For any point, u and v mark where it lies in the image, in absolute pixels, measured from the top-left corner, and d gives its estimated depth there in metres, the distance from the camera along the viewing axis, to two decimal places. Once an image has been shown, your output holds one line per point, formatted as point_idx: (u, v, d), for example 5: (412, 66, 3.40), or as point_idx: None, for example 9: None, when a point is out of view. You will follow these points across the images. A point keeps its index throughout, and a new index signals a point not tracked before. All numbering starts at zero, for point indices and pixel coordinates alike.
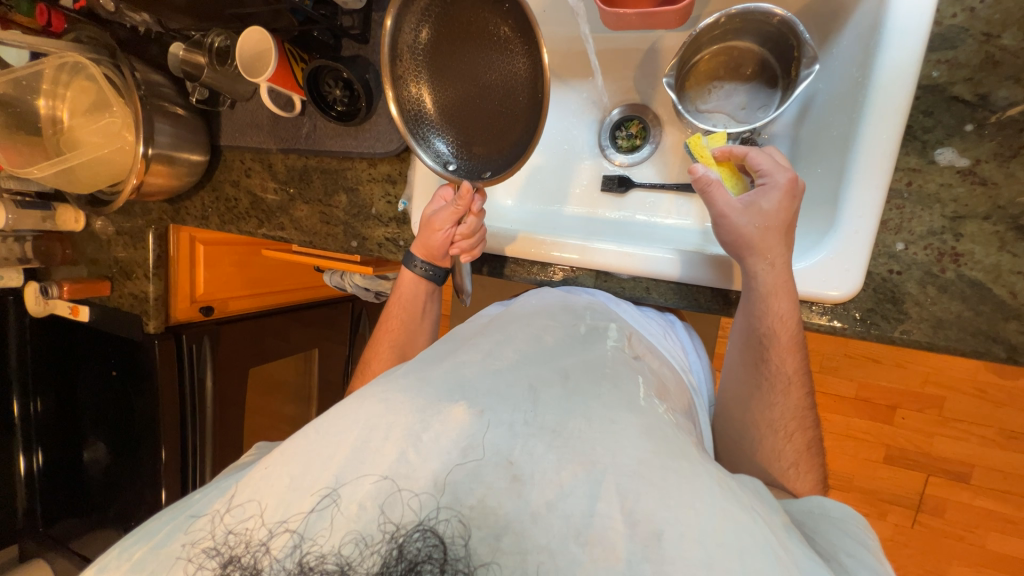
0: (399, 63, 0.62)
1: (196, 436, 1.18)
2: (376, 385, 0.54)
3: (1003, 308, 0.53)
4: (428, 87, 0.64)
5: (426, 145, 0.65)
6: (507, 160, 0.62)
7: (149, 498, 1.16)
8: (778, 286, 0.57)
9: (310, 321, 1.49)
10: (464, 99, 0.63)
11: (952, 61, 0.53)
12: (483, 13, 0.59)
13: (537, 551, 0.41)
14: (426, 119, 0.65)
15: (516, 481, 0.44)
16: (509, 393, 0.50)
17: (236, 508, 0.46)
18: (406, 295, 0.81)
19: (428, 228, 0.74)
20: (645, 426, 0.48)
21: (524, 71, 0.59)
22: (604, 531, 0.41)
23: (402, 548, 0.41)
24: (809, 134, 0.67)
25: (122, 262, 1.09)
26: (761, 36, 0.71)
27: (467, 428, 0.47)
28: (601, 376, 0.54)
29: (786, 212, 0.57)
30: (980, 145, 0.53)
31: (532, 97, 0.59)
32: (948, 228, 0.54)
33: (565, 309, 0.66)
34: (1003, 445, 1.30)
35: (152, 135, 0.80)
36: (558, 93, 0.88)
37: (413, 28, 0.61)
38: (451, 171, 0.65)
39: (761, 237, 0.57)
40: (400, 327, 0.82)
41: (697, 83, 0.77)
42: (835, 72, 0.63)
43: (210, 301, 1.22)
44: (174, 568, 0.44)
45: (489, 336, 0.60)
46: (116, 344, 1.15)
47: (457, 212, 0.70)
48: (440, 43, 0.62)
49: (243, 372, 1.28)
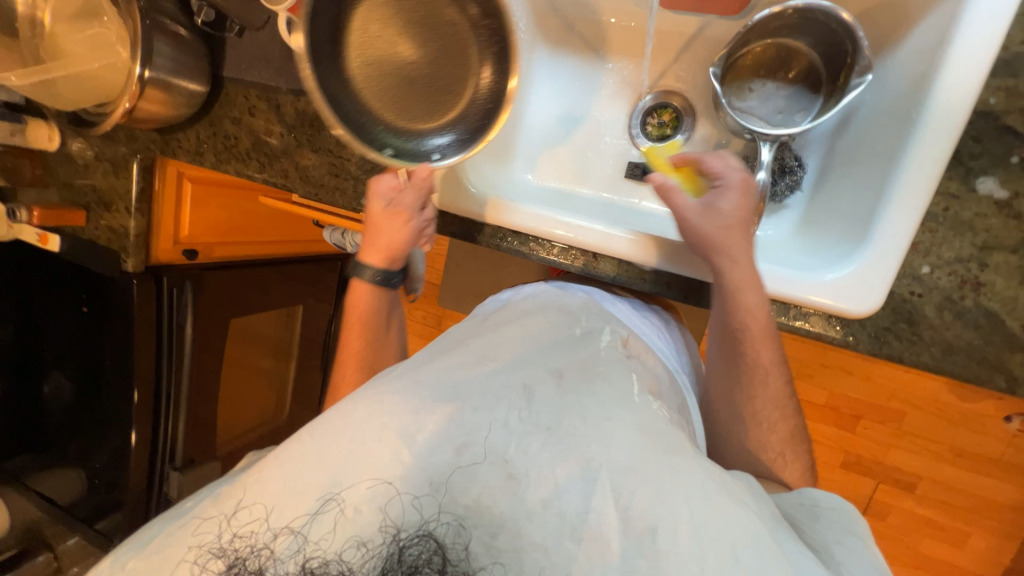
0: (318, 38, 0.60)
1: (172, 383, 1.13)
2: (368, 388, 0.52)
3: (1012, 340, 0.54)
4: (354, 69, 0.63)
5: (355, 127, 0.63)
6: (448, 148, 0.65)
7: (115, 441, 1.12)
8: (744, 281, 0.58)
9: (294, 276, 1.44)
10: (393, 85, 0.64)
11: (1010, 89, 0.53)
12: (425, 14, 0.63)
13: (533, 548, 0.41)
14: (351, 101, 0.63)
15: (511, 479, 0.44)
16: (505, 388, 0.49)
17: (230, 510, 0.44)
18: (366, 310, 0.78)
19: (390, 227, 0.72)
20: (639, 423, 0.48)
21: (471, 72, 0.64)
22: (599, 528, 0.42)
23: (401, 550, 0.41)
24: (848, 146, 0.66)
25: (101, 190, 1.01)
26: (814, 37, 0.69)
27: (458, 429, 0.46)
28: (594, 373, 0.53)
29: (742, 211, 0.59)
30: (1022, 179, 0.53)
31: (480, 94, 0.64)
32: (975, 257, 0.54)
33: (562, 310, 0.64)
34: (952, 462, 1.39)
35: (150, 55, 0.72)
36: (591, 68, 0.85)
37: (341, 9, 0.61)
38: (387, 155, 0.64)
39: (722, 234, 0.58)
40: (364, 347, 0.78)
41: (740, 77, 0.74)
42: (885, 85, 0.62)
43: (194, 244, 1.16)
44: (172, 569, 0.42)
45: (485, 335, 0.58)
46: (90, 278, 1.08)
47: (423, 195, 0.69)
48: (369, 33, 0.63)
49: (224, 322, 1.23)
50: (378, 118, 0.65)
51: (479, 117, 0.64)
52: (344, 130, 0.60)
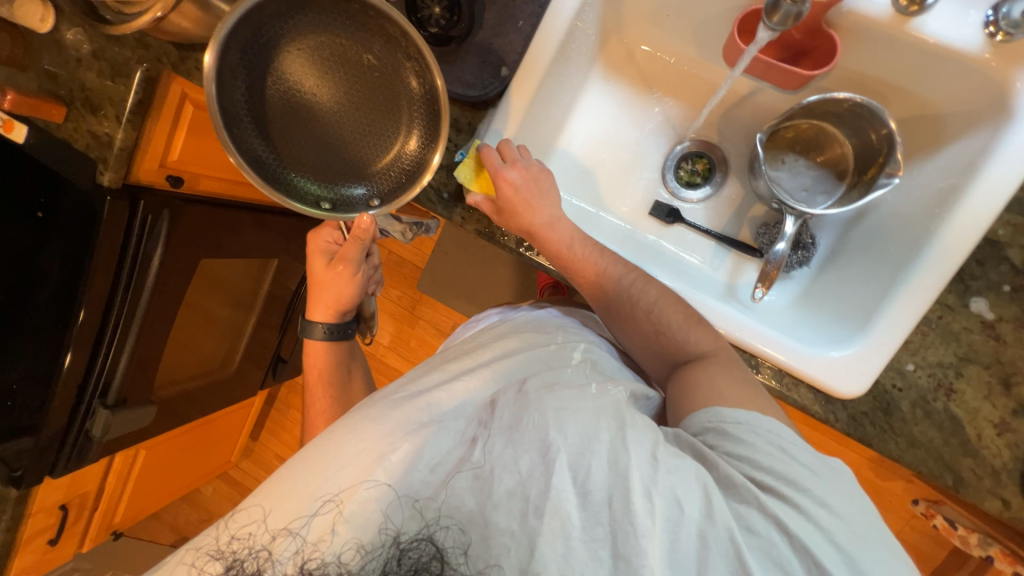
0: (227, 109, 0.57)
1: (123, 314, 1.03)
2: (350, 411, 0.55)
3: (967, 446, 0.60)
4: (271, 132, 0.60)
5: (287, 191, 0.61)
6: (387, 194, 0.64)
7: (42, 365, 1.00)
8: (538, 227, 0.68)
9: (275, 228, 1.36)
10: (315, 145, 0.61)
11: (1016, 226, 0.59)
12: (329, 68, 0.60)
13: (500, 534, 0.43)
14: (276, 165, 0.61)
15: (479, 477, 0.46)
16: (477, 408, 0.54)
17: (225, 519, 0.49)
18: (324, 365, 0.80)
19: (335, 282, 0.79)
20: (596, 408, 0.50)
21: (393, 121, 0.62)
22: (559, 504, 0.44)
23: (402, 552, 0.44)
24: (859, 237, 0.71)
25: (90, 90, 0.90)
26: (853, 130, 0.73)
27: (431, 443, 0.49)
28: (554, 379, 0.55)
29: (524, 181, 0.67)
30: (1008, 306, 0.59)
31: (408, 140, 0.63)
32: (953, 365, 0.60)
33: (537, 331, 0.67)
34: None
35: None
36: (639, 102, 0.86)
37: (240, 72, 0.58)
38: (325, 210, 0.62)
39: (514, 206, 0.67)
40: (327, 405, 0.76)
41: (776, 148, 0.78)
42: (907, 191, 0.67)
43: (180, 172, 1.09)
44: (178, 569, 0.47)
45: (467, 356, 0.62)
46: (53, 182, 0.96)
47: (365, 250, 0.76)
48: (277, 95, 0.60)
49: (194, 260, 1.15)
50: (286, 152, 0.61)
51: (412, 162, 0.63)
52: (241, 164, 0.57)
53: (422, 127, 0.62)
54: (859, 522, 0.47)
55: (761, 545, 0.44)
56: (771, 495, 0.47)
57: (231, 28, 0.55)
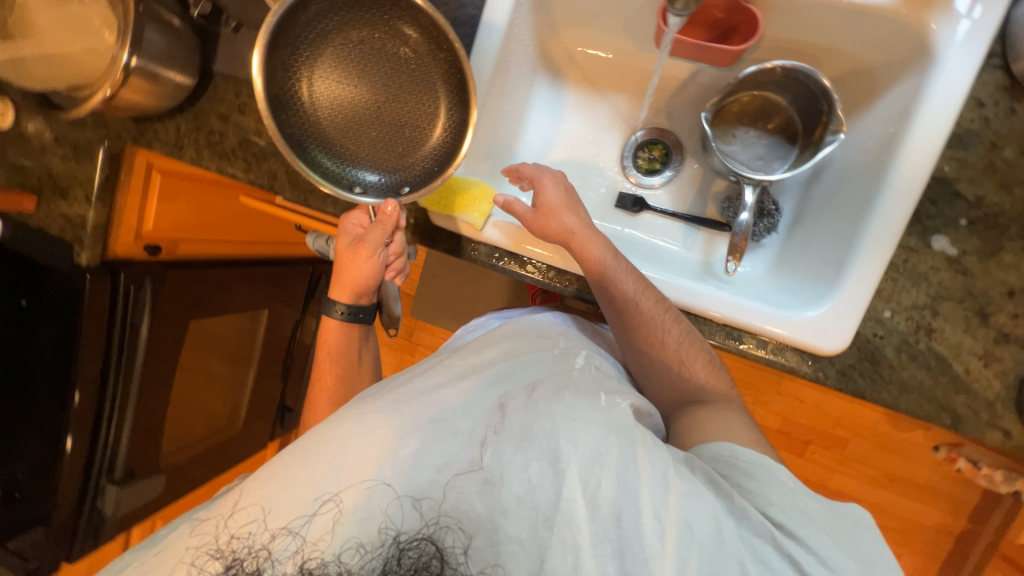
0: (273, 89, 0.60)
1: (119, 388, 1.04)
2: (351, 405, 0.54)
3: (957, 383, 0.60)
4: (312, 114, 0.62)
5: (322, 172, 0.62)
6: (416, 178, 0.65)
7: (44, 453, 1.00)
8: (576, 231, 0.68)
9: (261, 279, 1.37)
10: (352, 128, 0.63)
11: (961, 160, 0.61)
12: (370, 57, 0.62)
13: (508, 542, 0.45)
14: (313, 146, 0.63)
15: (487, 484, 0.47)
16: (485, 410, 0.52)
17: (221, 519, 0.48)
18: (334, 346, 0.82)
19: (354, 262, 0.75)
20: (607, 420, 0.50)
21: (427, 107, 0.64)
22: (569, 515, 0.45)
23: (401, 551, 0.45)
24: (819, 196, 0.72)
25: (57, 175, 0.92)
26: (794, 94, 0.75)
27: (434, 446, 0.49)
28: (565, 386, 0.55)
29: (559, 195, 0.70)
30: (969, 239, 0.60)
31: (440, 125, 0.64)
32: (928, 305, 0.61)
33: (538, 334, 0.66)
34: (886, 486, 1.51)
35: (140, 42, 0.68)
36: (587, 100, 0.88)
37: (286, 58, 0.60)
38: (357, 194, 0.64)
39: (549, 217, 0.69)
40: (334, 382, 0.81)
41: (726, 123, 0.80)
42: (854, 144, 0.68)
43: (157, 241, 1.10)
44: (176, 569, 0.47)
45: (467, 356, 0.60)
46: (30, 270, 0.97)
47: (386, 235, 0.71)
48: (319, 78, 0.62)
49: (183, 324, 1.16)
50: (324, 136, 0.63)
51: (443, 146, 0.65)
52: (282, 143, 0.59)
53: (454, 111, 0.64)
54: (857, 552, 0.49)
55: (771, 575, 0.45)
56: (784, 532, 0.48)
57: (280, 17, 0.58)
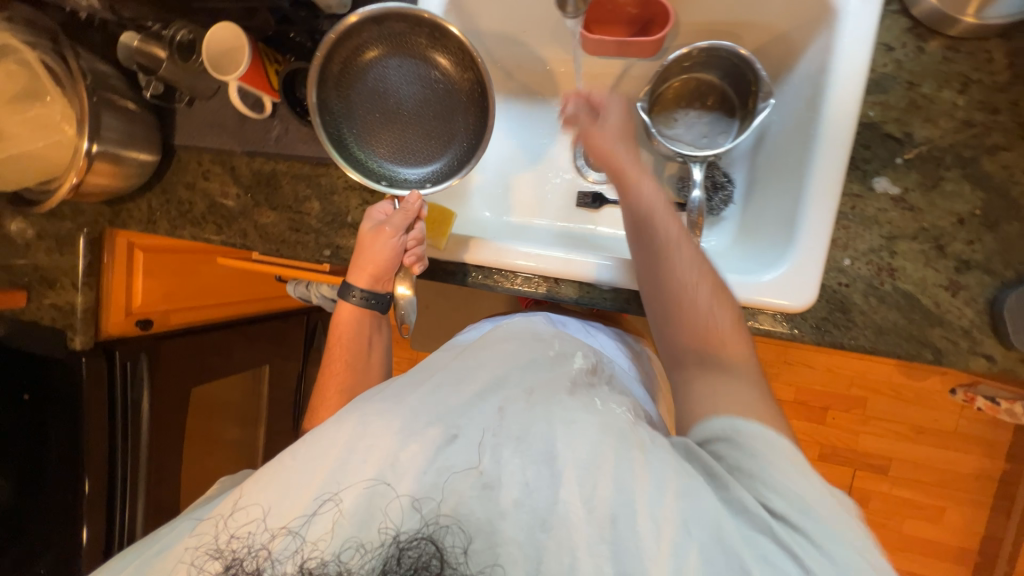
0: (326, 90, 0.71)
1: (127, 464, 1.05)
2: (357, 407, 0.53)
3: (930, 316, 0.61)
4: (355, 113, 0.73)
5: (357, 163, 0.73)
6: (435, 177, 0.75)
7: (62, 542, 1.01)
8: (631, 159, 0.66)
9: (257, 337, 1.39)
10: (387, 129, 0.74)
11: (884, 103, 0.63)
12: (411, 70, 0.72)
13: (506, 544, 0.42)
14: (352, 141, 0.73)
15: (485, 487, 0.44)
16: (485, 414, 0.49)
17: (222, 519, 0.47)
18: (346, 334, 0.76)
19: (375, 244, 0.71)
20: (603, 423, 0.49)
21: (453, 118, 0.74)
22: (566, 514, 0.43)
23: (401, 550, 0.43)
24: (765, 161, 0.74)
25: (44, 268, 0.96)
26: (723, 70, 0.78)
27: (433, 455, 0.46)
28: (563, 390, 0.53)
29: (625, 123, 0.70)
30: (908, 176, 0.62)
31: (463, 135, 0.74)
32: (884, 246, 0.62)
33: (535, 339, 0.66)
34: (915, 439, 1.47)
35: (98, 130, 0.72)
36: (533, 111, 0.92)
37: (340, 64, 0.71)
38: (384, 186, 0.73)
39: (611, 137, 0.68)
40: (345, 370, 0.74)
41: (665, 108, 0.82)
42: (786, 107, 0.71)
43: (149, 314, 1.12)
44: (176, 571, 0.46)
45: (469, 359, 0.59)
46: (29, 364, 1.00)
47: (409, 220, 0.72)
48: (366, 85, 0.72)
49: (184, 393, 1.18)
50: (362, 133, 0.73)
51: (462, 154, 0.74)
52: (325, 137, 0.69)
53: (475, 124, 0.73)
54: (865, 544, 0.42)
55: (775, 573, 0.40)
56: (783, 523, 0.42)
57: (341, 34, 0.68)
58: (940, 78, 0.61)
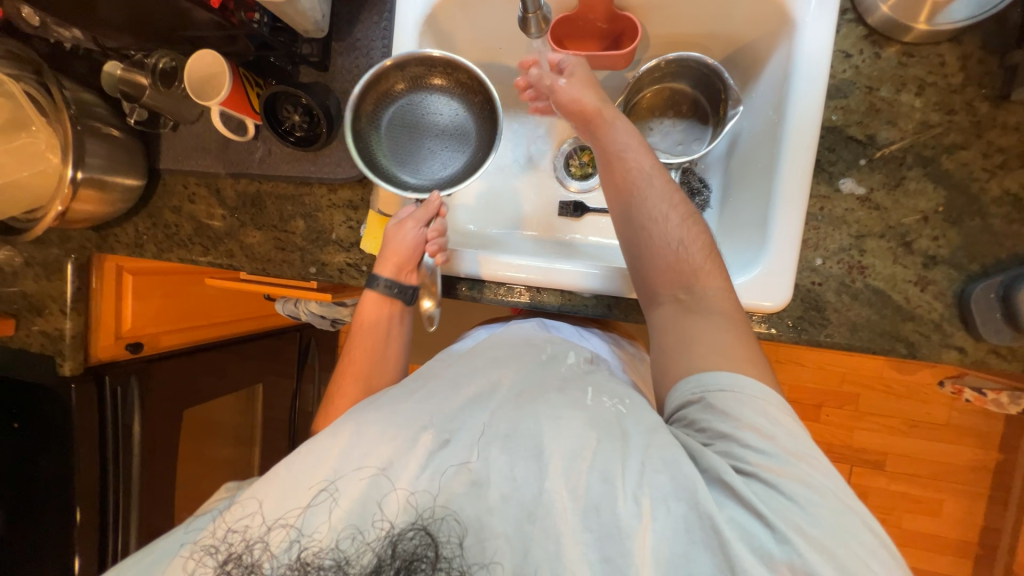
0: (359, 118, 0.73)
1: (119, 489, 1.04)
2: (353, 411, 0.53)
3: (902, 311, 0.62)
4: (384, 140, 0.76)
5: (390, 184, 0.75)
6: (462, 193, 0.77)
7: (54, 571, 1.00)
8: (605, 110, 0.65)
9: (250, 356, 1.39)
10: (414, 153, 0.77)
11: (845, 108, 0.65)
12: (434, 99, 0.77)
13: (494, 536, 0.44)
14: (383, 165, 0.75)
15: (475, 485, 0.46)
16: (476, 414, 0.50)
17: (220, 515, 0.48)
18: (368, 320, 0.76)
19: (397, 237, 0.73)
20: (590, 416, 0.49)
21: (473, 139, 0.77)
22: (552, 505, 0.44)
23: (397, 537, 0.45)
24: (738, 165, 0.76)
25: (32, 296, 0.96)
26: (693, 79, 0.80)
27: (427, 455, 0.47)
28: (552, 388, 0.54)
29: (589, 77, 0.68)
30: (873, 176, 0.64)
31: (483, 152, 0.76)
32: (854, 245, 0.64)
33: (527, 344, 0.65)
34: (909, 433, 1.48)
35: (82, 157, 0.74)
36: (512, 124, 0.94)
37: (370, 97, 0.74)
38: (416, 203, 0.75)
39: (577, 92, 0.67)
40: (365, 355, 0.74)
41: (640, 118, 0.84)
42: (755, 113, 0.73)
43: (139, 337, 1.12)
44: (176, 565, 0.47)
45: (464, 361, 0.60)
46: (18, 392, 1.00)
47: (432, 214, 0.74)
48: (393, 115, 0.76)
49: (176, 416, 1.17)
50: (391, 159, 0.76)
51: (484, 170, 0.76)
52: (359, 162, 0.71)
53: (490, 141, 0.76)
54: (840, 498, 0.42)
55: (743, 536, 0.40)
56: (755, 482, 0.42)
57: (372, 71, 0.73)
58: (897, 81, 0.64)
